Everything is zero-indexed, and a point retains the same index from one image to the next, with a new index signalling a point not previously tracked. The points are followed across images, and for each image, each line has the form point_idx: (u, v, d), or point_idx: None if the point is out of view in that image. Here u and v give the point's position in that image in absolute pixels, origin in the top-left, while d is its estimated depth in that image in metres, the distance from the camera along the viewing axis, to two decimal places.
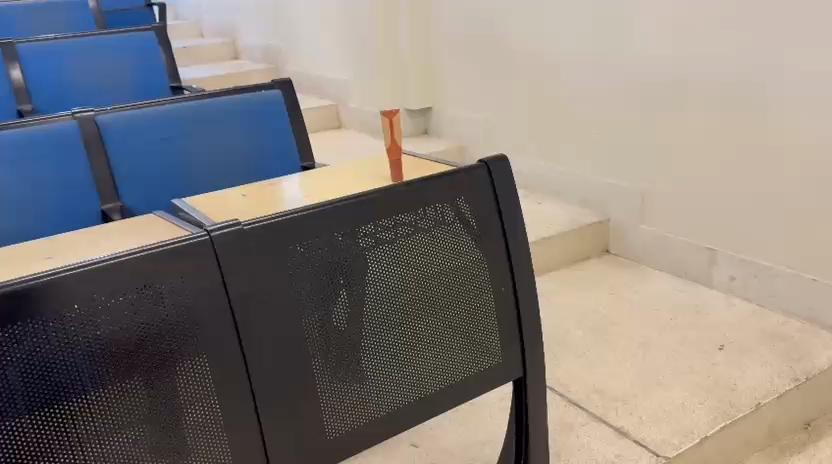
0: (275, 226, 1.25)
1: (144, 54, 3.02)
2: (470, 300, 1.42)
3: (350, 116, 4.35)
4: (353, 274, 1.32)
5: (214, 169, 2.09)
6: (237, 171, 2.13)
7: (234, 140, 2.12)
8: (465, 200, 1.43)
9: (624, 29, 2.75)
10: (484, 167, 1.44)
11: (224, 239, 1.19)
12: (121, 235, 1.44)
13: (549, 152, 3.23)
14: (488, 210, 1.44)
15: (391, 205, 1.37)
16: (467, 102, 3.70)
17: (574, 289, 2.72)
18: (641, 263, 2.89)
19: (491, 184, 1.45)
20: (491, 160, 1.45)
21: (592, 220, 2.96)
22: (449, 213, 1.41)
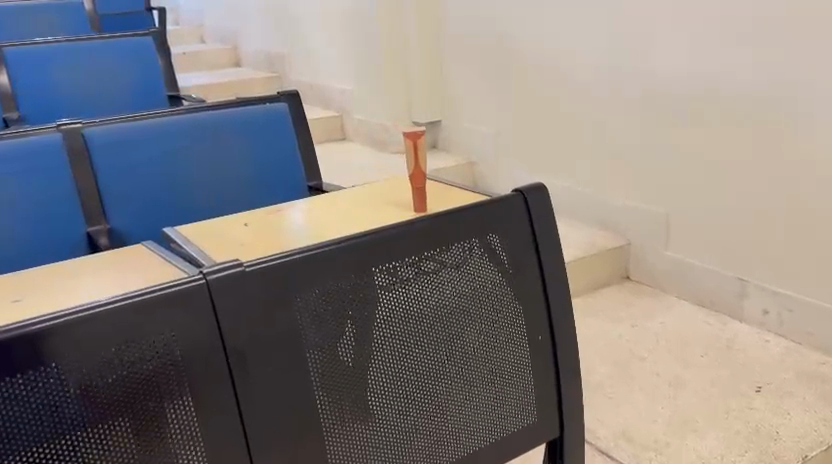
0: (286, 265, 1.05)
1: (140, 56, 2.85)
2: (503, 348, 1.24)
3: (353, 127, 4.18)
4: (372, 321, 1.12)
5: (216, 189, 1.92)
6: (242, 192, 1.95)
7: (240, 157, 1.95)
8: (498, 235, 1.24)
9: (645, 38, 2.58)
10: (522, 196, 1.26)
11: (228, 282, 1.00)
12: (102, 269, 1.26)
13: (563, 168, 3.05)
14: (525, 245, 1.25)
15: (417, 240, 1.17)
16: (476, 115, 3.53)
17: (593, 318, 2.55)
18: (660, 291, 2.70)
19: (530, 217, 1.26)
20: (530, 189, 1.27)
21: (611, 243, 2.79)
22: (480, 250, 1.23)
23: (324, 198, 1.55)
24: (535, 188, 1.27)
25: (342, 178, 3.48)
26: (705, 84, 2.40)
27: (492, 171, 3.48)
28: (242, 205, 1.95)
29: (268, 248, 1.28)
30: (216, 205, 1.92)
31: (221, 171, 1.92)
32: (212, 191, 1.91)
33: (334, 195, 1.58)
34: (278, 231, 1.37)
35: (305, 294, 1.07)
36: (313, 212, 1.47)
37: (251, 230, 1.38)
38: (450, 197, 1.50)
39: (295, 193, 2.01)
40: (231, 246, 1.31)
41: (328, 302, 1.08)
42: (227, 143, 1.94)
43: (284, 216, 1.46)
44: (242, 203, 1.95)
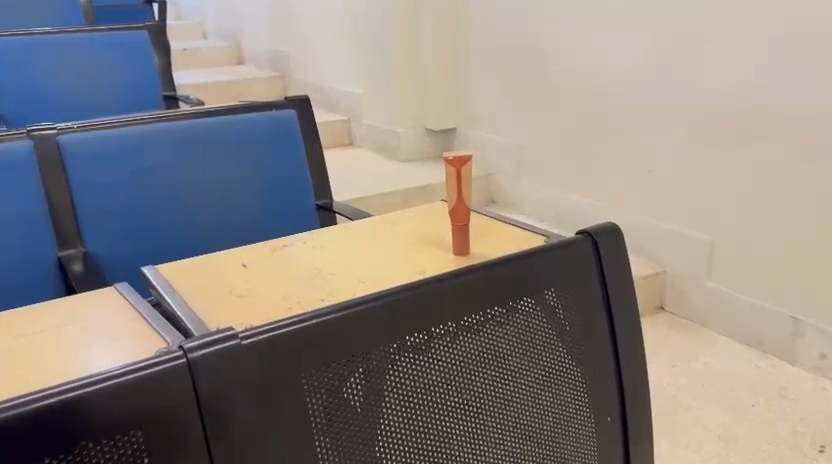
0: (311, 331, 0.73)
1: (129, 52, 2.60)
2: (568, 443, 0.93)
3: (362, 133, 3.93)
4: (409, 413, 0.79)
5: (210, 209, 1.66)
6: (240, 214, 1.70)
7: (239, 173, 1.70)
8: (564, 290, 0.95)
9: (690, 46, 2.33)
10: (591, 239, 0.99)
11: (227, 360, 0.68)
12: (65, 332, 1.04)
13: (592, 186, 2.80)
14: (596, 300, 0.97)
15: (469, 297, 0.86)
16: (494, 125, 3.26)
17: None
18: (701, 325, 2.46)
19: (600, 265, 0.99)
20: (601, 231, 1.00)
21: (645, 271, 2.54)
22: (543, 311, 0.92)
23: (340, 229, 1.29)
24: (606, 229, 1.01)
25: (348, 186, 3.23)
26: (758, 103, 2.16)
27: (509, 185, 3.22)
28: (239, 229, 1.70)
29: (273, 303, 1.03)
30: (210, 228, 1.66)
31: (216, 188, 1.67)
32: (205, 211, 1.65)
33: (351, 225, 1.31)
34: (284, 277, 1.11)
35: (330, 373, 0.74)
36: (327, 248, 1.21)
37: (251, 275, 1.13)
38: (493, 232, 1.24)
39: (301, 218, 1.76)
40: (226, 297, 1.05)
41: (360, 383, 0.76)
42: (223, 156, 1.68)
43: (291, 253, 1.20)
44: (239, 227, 1.70)
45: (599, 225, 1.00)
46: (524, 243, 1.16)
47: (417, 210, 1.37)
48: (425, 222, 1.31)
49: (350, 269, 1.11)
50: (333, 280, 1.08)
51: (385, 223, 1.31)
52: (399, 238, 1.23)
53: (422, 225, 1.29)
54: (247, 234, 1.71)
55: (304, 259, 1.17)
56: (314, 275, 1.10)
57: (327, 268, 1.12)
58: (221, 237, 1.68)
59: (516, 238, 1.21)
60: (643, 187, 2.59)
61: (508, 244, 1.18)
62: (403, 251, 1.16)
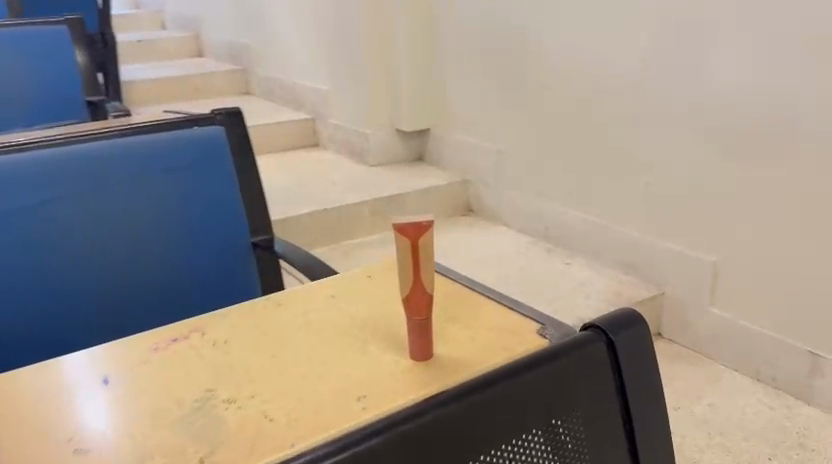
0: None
1: (27, 43, 2.22)
2: None
3: (327, 133, 3.58)
4: None
5: (120, 257, 1.35)
6: (160, 261, 1.38)
7: (156, 210, 1.39)
8: (575, 416, 0.66)
9: (697, 40, 2.03)
10: (606, 340, 0.70)
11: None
12: None
13: (582, 196, 2.50)
14: (615, 425, 0.69)
15: (433, 451, 0.58)
16: (473, 125, 2.94)
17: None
18: (702, 355, 2.17)
19: (618, 376, 0.70)
20: (618, 328, 0.70)
21: (641, 293, 2.25)
22: (543, 452, 0.64)
23: (258, 307, 0.99)
24: (625, 324, 0.71)
25: (311, 192, 2.84)
26: (774, 112, 1.88)
27: (491, 193, 2.89)
28: (160, 281, 1.39)
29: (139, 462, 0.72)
30: (122, 281, 1.35)
31: (128, 231, 1.36)
32: (115, 259, 1.35)
33: (273, 298, 1.00)
34: (166, 403, 0.81)
35: None
36: (237, 346, 0.90)
37: (126, 397, 0.82)
38: (460, 313, 0.94)
39: (236, 262, 1.46)
40: (80, 445, 0.75)
41: None
42: (137, 188, 1.37)
43: (189, 354, 0.89)
44: (160, 277, 1.39)
45: (611, 319, 0.71)
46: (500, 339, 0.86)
47: (363, 272, 1.07)
48: (371, 295, 1.00)
49: (259, 392, 0.82)
50: (233, 415, 0.78)
51: (319, 297, 1.00)
52: (333, 327, 0.93)
53: (366, 301, 0.99)
54: (170, 286, 1.40)
55: (202, 371, 0.86)
56: (207, 403, 0.80)
57: (223, 392, 0.82)
58: (137, 292, 1.37)
59: (489, 324, 0.91)
60: (641, 201, 2.30)
61: (477, 338, 0.88)
62: (336, 358, 0.86)
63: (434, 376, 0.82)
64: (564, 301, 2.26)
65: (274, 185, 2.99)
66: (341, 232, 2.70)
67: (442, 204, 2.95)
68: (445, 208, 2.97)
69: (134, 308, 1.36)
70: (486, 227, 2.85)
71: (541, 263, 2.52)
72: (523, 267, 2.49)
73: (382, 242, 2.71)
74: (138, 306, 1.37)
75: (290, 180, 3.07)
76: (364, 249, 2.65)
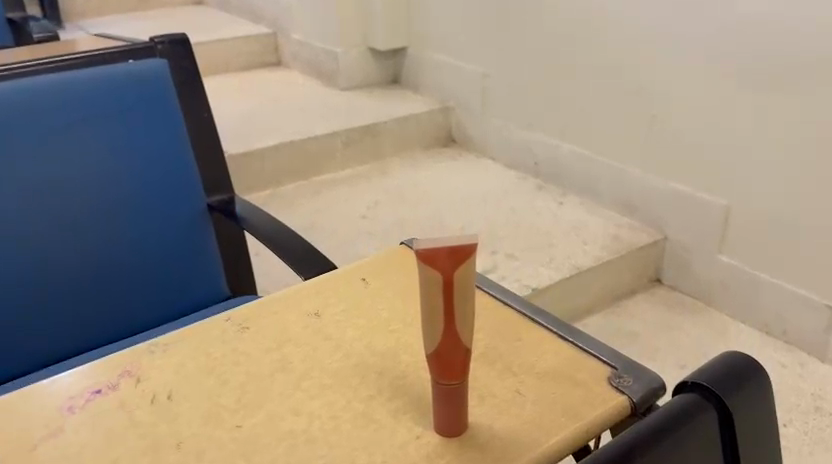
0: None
1: None
2: None
3: (292, 54, 3.15)
4: None
5: (39, 238, 1.00)
6: (96, 239, 1.04)
7: (87, 171, 1.03)
8: None
9: None
10: (717, 404, 0.51)
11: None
12: None
13: (572, 128, 2.16)
14: None
15: None
16: (453, 45, 2.56)
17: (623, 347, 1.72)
18: (706, 304, 1.93)
19: (730, 453, 0.51)
20: (730, 388, 0.51)
21: (642, 240, 1.97)
22: None
23: (213, 327, 0.63)
24: (735, 379, 0.52)
25: (271, 120, 2.46)
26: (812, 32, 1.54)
27: (475, 123, 2.54)
28: (103, 269, 1.05)
29: None
30: (43, 270, 1.00)
31: (49, 202, 1.01)
32: (41, 243, 1.00)
33: (232, 311, 0.65)
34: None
35: None
36: (181, 403, 0.54)
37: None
38: (523, 339, 0.60)
39: (192, 236, 1.13)
40: None
41: None
42: (57, 142, 1.02)
43: (105, 423, 0.53)
44: (97, 262, 1.05)
45: (718, 374, 0.52)
46: (607, 403, 0.53)
47: (357, 266, 0.72)
48: (378, 304, 0.66)
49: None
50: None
51: (301, 310, 0.65)
52: (330, 366, 0.58)
53: (371, 316, 0.64)
54: (110, 273, 1.06)
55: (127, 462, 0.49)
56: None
57: None
58: (77, 282, 1.03)
59: (581, 364, 0.57)
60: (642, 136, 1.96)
61: (568, 394, 0.54)
62: (341, 425, 0.52)
63: None
64: (558, 245, 1.96)
65: (218, 101, 2.56)
66: (311, 167, 2.41)
67: (419, 136, 2.61)
68: (424, 138, 2.63)
69: (62, 304, 1.02)
70: (467, 158, 2.53)
71: (530, 201, 2.20)
72: (513, 208, 2.15)
73: (360, 180, 2.40)
74: (74, 303, 1.03)
75: (250, 100, 2.69)
76: (340, 187, 2.36)
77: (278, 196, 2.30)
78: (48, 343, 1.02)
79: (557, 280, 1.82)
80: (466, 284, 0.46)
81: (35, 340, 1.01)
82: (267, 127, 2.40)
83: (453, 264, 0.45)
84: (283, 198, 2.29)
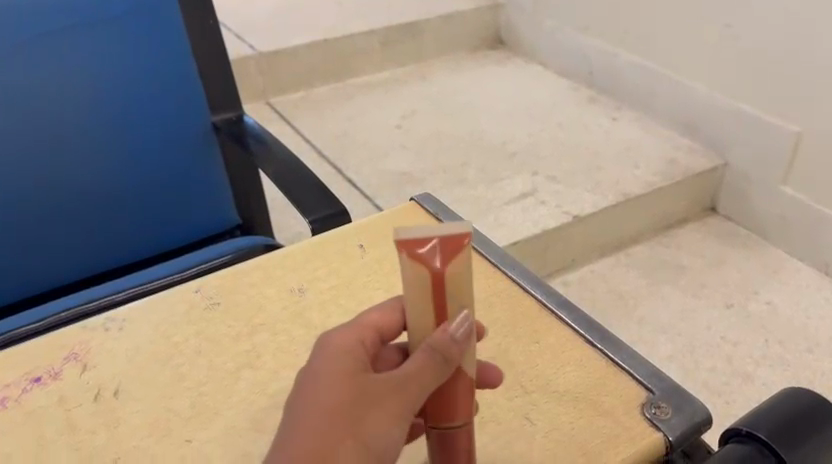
0: (378, 416, 0.34)
1: None
2: None
3: None
4: None
5: (5, 165, 0.82)
6: (78, 168, 0.86)
7: (57, 80, 0.83)
8: None
9: None
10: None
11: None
12: None
13: (643, 31, 1.69)
14: None
15: None
16: None
17: (668, 283, 1.45)
18: (777, 247, 1.52)
19: None
20: (792, 440, 0.40)
21: (700, 165, 1.57)
22: None
23: (180, 300, 0.54)
24: (800, 431, 0.40)
25: (299, 12, 2.14)
26: None
27: (527, 21, 2.08)
28: (91, 201, 0.87)
29: None
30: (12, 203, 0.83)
31: (16, 120, 0.82)
32: (12, 172, 0.82)
33: (205, 280, 0.56)
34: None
35: None
36: (129, 402, 0.46)
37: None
38: (542, 340, 0.50)
39: (199, 168, 0.93)
40: None
41: None
42: (27, 46, 0.81)
43: (39, 424, 0.45)
44: (81, 195, 0.87)
45: (781, 425, 0.41)
46: (638, 441, 0.43)
47: (358, 227, 0.62)
48: (373, 281, 0.56)
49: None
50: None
51: (282, 282, 0.56)
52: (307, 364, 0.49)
53: (362, 298, 0.55)
54: (102, 208, 0.88)
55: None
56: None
57: None
58: (59, 218, 0.86)
59: (609, 384, 0.47)
60: (733, 54, 1.47)
61: (591, 425, 0.44)
62: None
63: None
64: (609, 169, 1.58)
65: None
66: (345, 67, 2.01)
67: (466, 36, 2.15)
68: (471, 38, 2.17)
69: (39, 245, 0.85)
70: (518, 65, 2.09)
71: (578, 117, 1.78)
72: (560, 124, 1.76)
73: (395, 82, 2.01)
74: (59, 243, 0.86)
75: None
76: (373, 89, 1.98)
77: (309, 98, 1.94)
78: (28, 290, 0.86)
79: (599, 210, 1.47)
80: (461, 292, 0.32)
81: (12, 286, 0.84)
82: (287, 12, 2.14)
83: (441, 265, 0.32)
84: (311, 101, 1.93)
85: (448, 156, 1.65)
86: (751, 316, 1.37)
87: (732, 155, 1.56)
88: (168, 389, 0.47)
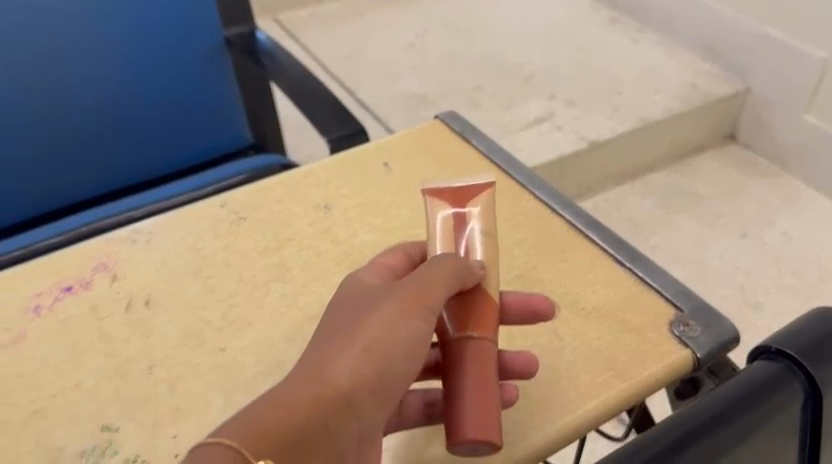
0: (382, 319, 0.34)
1: None
2: None
3: None
4: None
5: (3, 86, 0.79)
6: (77, 92, 0.83)
7: None
8: None
9: None
10: (803, 382, 0.39)
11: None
12: None
13: None
14: None
15: None
16: None
17: (683, 211, 1.44)
18: (796, 177, 1.49)
19: (813, 441, 0.40)
20: (822, 357, 0.40)
21: (722, 91, 1.53)
22: None
23: (205, 215, 0.54)
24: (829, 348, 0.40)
25: None
26: None
27: None
28: (95, 118, 0.84)
29: None
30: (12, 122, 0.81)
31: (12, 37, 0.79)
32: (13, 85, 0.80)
33: (230, 195, 0.56)
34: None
35: None
36: (160, 312, 0.47)
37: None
38: (570, 259, 0.50)
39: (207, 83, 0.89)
40: None
41: None
42: None
43: (74, 331, 0.46)
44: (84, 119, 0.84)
45: (811, 341, 0.41)
46: (668, 357, 0.43)
47: (380, 145, 0.61)
48: (399, 199, 0.56)
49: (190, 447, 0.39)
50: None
51: (307, 199, 0.56)
52: (337, 280, 0.49)
53: (387, 216, 0.54)
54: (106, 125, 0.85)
55: (92, 388, 0.43)
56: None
57: (135, 413, 0.41)
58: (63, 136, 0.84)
59: (639, 303, 0.47)
60: None
61: (620, 341, 0.44)
62: None
63: (563, 432, 0.40)
64: (627, 94, 1.54)
65: None
66: None
67: None
68: None
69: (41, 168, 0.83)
70: None
71: (597, 39, 1.72)
72: (578, 46, 1.70)
73: None
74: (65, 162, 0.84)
75: None
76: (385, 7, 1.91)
77: (318, 16, 1.88)
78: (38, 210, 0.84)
79: (614, 135, 1.44)
80: (484, 220, 0.41)
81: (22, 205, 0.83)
82: None
83: (467, 198, 0.42)
84: (322, 19, 1.87)
85: (463, 78, 1.61)
86: (767, 246, 1.36)
87: (755, 81, 1.51)
88: (198, 302, 0.47)
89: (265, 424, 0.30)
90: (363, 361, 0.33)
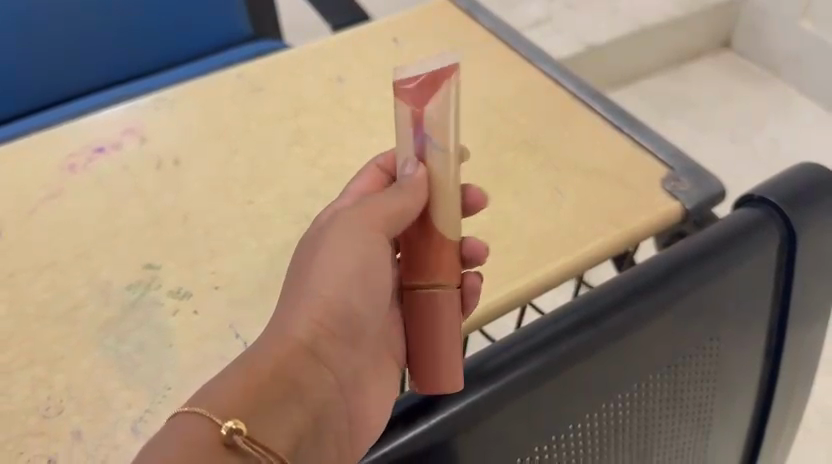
0: (333, 268, 0.35)
1: None
2: None
3: None
4: None
5: None
6: None
7: None
8: (711, 335, 0.42)
9: None
10: (775, 217, 0.42)
11: (244, 432, 0.28)
12: None
13: None
14: (759, 326, 0.45)
15: (522, 430, 0.35)
16: None
17: (676, 115, 1.47)
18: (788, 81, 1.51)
19: (783, 267, 0.43)
20: (798, 198, 0.42)
21: None
22: (660, 385, 0.42)
23: (223, 85, 0.56)
24: (806, 189, 0.43)
25: None
26: None
27: None
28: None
29: (14, 420, 0.39)
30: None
31: None
32: None
33: (245, 66, 0.58)
34: (71, 297, 0.43)
35: None
36: (189, 170, 0.50)
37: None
38: (571, 127, 0.53)
39: None
40: None
41: None
42: None
43: (110, 187, 0.49)
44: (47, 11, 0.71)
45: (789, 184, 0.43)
46: (658, 209, 0.47)
47: (389, 21, 0.62)
48: None
49: (228, 280, 0.44)
50: (186, 331, 0.42)
51: (320, 71, 0.58)
52: (353, 143, 0.52)
53: None
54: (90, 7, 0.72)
55: (132, 235, 0.46)
56: (142, 301, 0.43)
57: (176, 255, 0.45)
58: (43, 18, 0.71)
59: (634, 164, 0.50)
60: None
61: (615, 197, 0.48)
62: None
63: (561, 270, 0.45)
64: None
65: None
66: None
67: None
68: None
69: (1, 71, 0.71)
70: None
71: None
72: None
73: None
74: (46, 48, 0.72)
75: None
76: None
77: None
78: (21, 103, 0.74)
79: (610, 40, 1.44)
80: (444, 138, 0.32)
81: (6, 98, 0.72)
82: None
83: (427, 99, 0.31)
84: None
85: None
86: (756, 149, 1.40)
87: None
88: (225, 161, 0.51)
89: (236, 386, 0.30)
90: (317, 314, 0.34)
